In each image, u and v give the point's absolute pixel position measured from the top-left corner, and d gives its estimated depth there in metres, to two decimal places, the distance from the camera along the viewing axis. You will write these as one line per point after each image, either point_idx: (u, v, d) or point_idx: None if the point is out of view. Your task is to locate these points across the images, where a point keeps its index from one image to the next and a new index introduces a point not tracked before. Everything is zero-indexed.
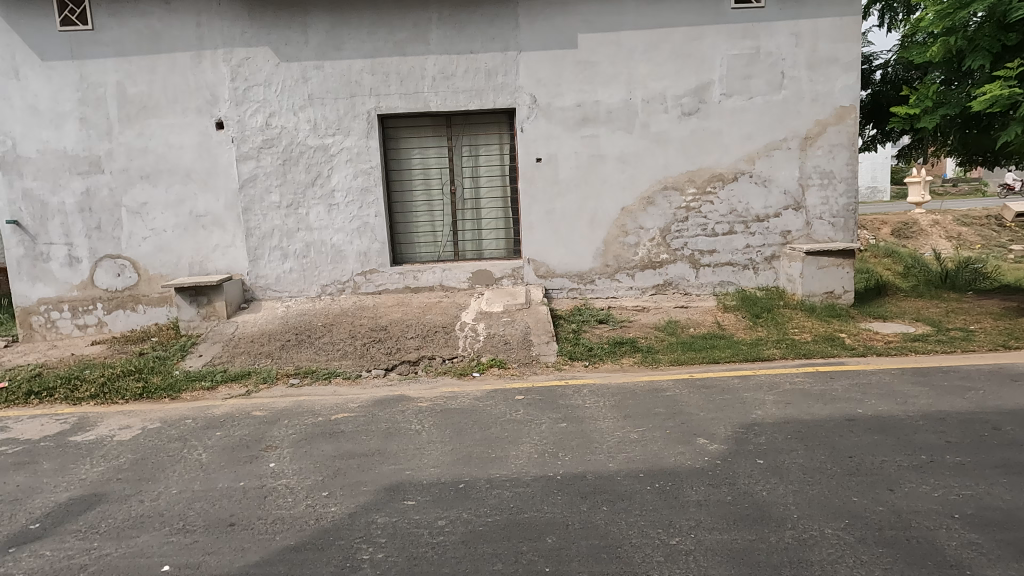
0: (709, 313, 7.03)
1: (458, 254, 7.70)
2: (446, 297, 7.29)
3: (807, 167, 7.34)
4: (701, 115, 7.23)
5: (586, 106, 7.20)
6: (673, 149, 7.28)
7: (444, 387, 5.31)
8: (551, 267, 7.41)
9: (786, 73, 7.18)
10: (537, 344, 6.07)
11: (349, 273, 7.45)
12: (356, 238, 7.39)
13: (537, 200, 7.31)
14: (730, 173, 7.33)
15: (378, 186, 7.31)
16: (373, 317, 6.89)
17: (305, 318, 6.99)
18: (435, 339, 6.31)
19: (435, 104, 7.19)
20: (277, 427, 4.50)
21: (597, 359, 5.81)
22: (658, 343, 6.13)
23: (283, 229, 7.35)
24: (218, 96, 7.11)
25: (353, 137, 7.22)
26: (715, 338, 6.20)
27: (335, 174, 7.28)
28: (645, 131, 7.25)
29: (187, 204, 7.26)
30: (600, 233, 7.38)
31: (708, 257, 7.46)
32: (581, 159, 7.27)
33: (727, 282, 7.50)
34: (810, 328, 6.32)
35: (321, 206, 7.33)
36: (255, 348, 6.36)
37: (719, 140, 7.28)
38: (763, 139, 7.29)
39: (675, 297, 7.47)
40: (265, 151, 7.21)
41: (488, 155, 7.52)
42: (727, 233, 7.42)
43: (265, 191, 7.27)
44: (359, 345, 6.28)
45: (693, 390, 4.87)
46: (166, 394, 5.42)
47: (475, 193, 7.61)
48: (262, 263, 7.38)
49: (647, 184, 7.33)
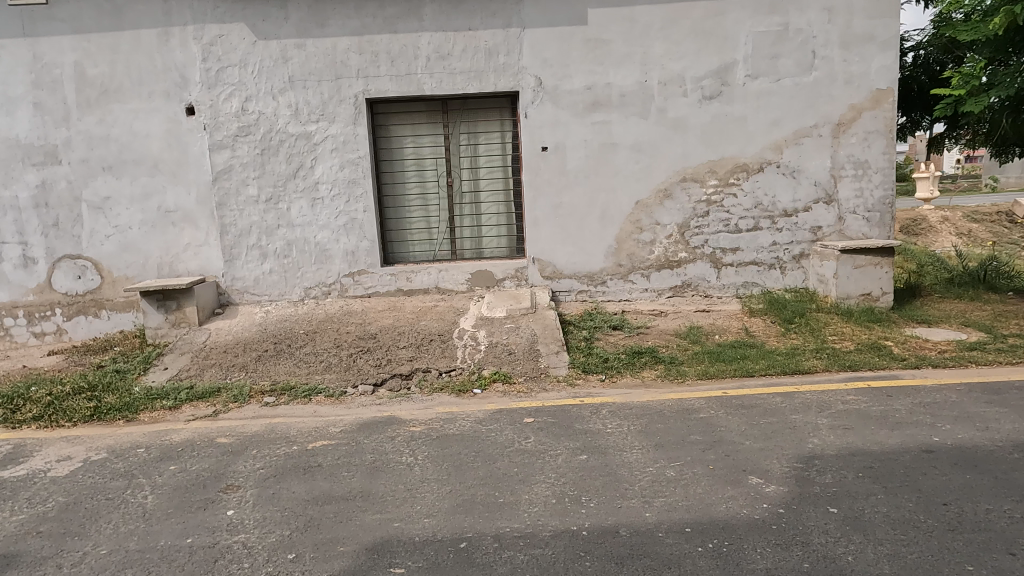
0: (734, 318, 6.35)
1: (456, 253, 7.00)
2: (443, 301, 6.60)
3: (840, 157, 6.66)
4: (724, 99, 6.55)
5: (597, 89, 6.51)
6: (693, 136, 6.60)
7: (440, 406, 4.61)
8: (558, 266, 6.73)
9: (818, 53, 6.50)
10: (545, 355, 5.38)
11: (335, 275, 6.74)
12: (343, 235, 6.69)
13: (542, 193, 6.63)
14: (755, 162, 6.65)
15: (367, 179, 6.61)
16: (361, 325, 6.19)
17: (286, 325, 6.29)
18: (430, 349, 5.61)
19: (429, 87, 6.49)
20: (242, 460, 3.79)
21: (614, 373, 5.12)
22: (681, 353, 5.45)
23: (261, 226, 6.64)
24: (189, 78, 6.40)
25: (339, 123, 6.52)
26: (745, 347, 5.52)
27: (319, 164, 6.58)
28: (662, 116, 6.56)
29: (154, 198, 6.55)
30: (612, 229, 6.70)
31: (730, 255, 6.78)
32: (591, 147, 6.58)
33: (751, 283, 6.82)
34: (850, 336, 5.65)
35: (304, 200, 6.63)
36: (227, 360, 5.65)
37: (743, 126, 6.59)
38: (791, 125, 6.61)
39: (694, 299, 6.79)
40: (241, 140, 6.50)
41: (489, 144, 6.82)
42: (752, 229, 6.75)
43: (242, 184, 6.56)
44: (345, 357, 5.58)
45: (730, 412, 4.17)
46: (120, 416, 4.72)
47: (474, 186, 6.91)
48: (239, 264, 6.68)
49: (664, 175, 6.64)
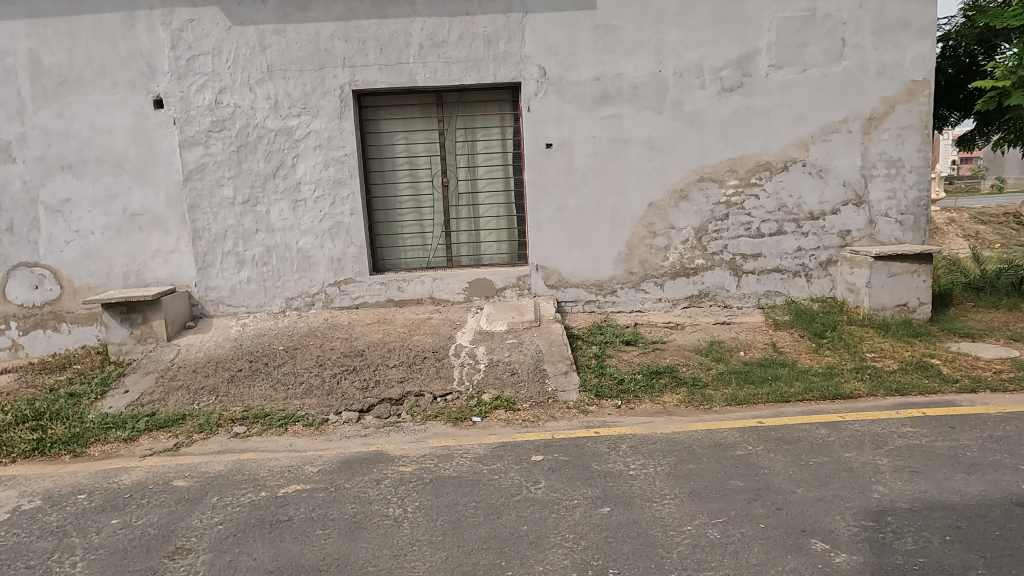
0: (757, 331, 5.78)
1: (451, 260, 6.41)
2: (437, 314, 6.02)
3: (871, 155, 6.10)
4: (745, 92, 5.98)
5: (607, 80, 5.93)
6: (712, 132, 6.02)
7: (434, 440, 4.01)
8: (563, 274, 6.15)
9: (848, 41, 5.94)
10: (552, 377, 4.79)
11: (319, 284, 6.15)
12: (327, 240, 6.09)
13: (547, 195, 6.05)
14: (779, 161, 6.08)
15: (354, 178, 6.01)
16: (347, 341, 5.59)
17: (263, 340, 5.68)
18: (424, 369, 5.02)
19: (422, 77, 5.90)
20: (198, 511, 3.19)
21: (631, 398, 4.53)
22: (705, 374, 4.86)
23: (238, 231, 6.04)
24: (156, 68, 5.80)
25: (323, 117, 5.92)
26: (775, 366, 4.94)
27: (301, 163, 5.98)
28: (677, 110, 5.98)
29: (119, 200, 5.94)
30: (623, 234, 6.12)
31: (751, 263, 6.21)
32: (600, 144, 6.01)
33: (774, 293, 6.26)
34: (891, 353, 5.08)
35: (285, 202, 6.03)
36: (195, 382, 5.04)
37: (766, 121, 6.03)
38: (818, 120, 6.04)
39: (712, 311, 6.22)
40: (215, 136, 5.91)
41: (488, 140, 6.22)
42: (775, 233, 6.18)
43: (216, 184, 5.97)
44: (327, 378, 4.98)
45: (771, 447, 3.60)
46: (66, 450, 4.11)
47: (471, 186, 6.31)
48: (213, 273, 6.07)
49: (680, 175, 6.07)
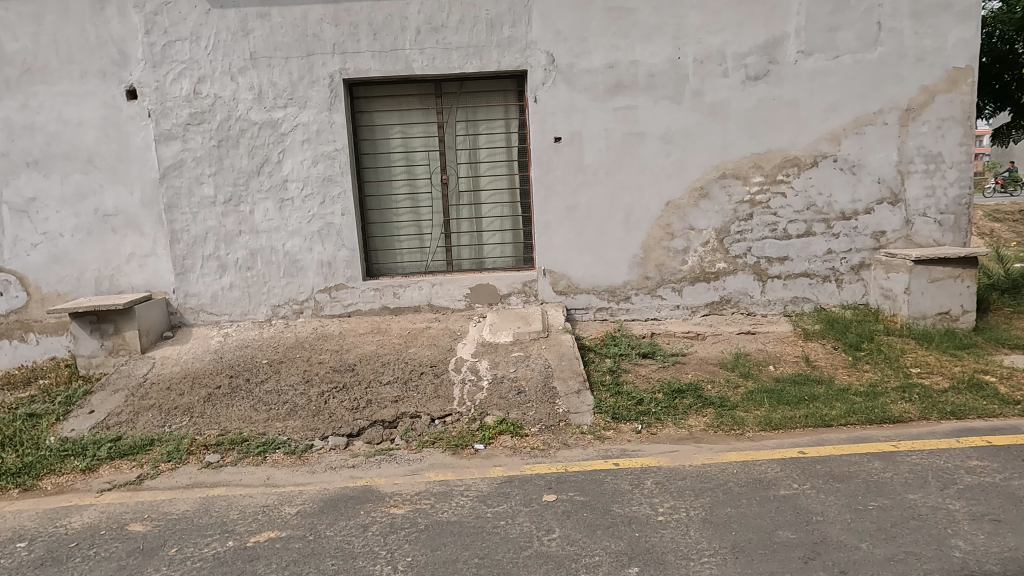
0: (786, 342, 5.29)
1: (452, 264, 5.92)
2: (437, 323, 5.54)
3: (909, 149, 5.60)
4: (772, 80, 5.48)
5: (620, 67, 5.43)
6: (735, 125, 5.53)
7: (431, 473, 3.53)
8: (573, 279, 5.68)
9: (884, 24, 5.44)
10: (563, 397, 4.29)
11: (308, 290, 5.67)
12: (317, 243, 5.61)
13: (555, 193, 5.57)
14: (808, 156, 5.59)
15: (345, 176, 5.52)
16: (337, 354, 5.11)
17: (246, 353, 5.20)
18: (421, 388, 4.54)
19: (419, 65, 5.40)
20: (153, 567, 2.71)
21: (652, 421, 4.05)
22: (732, 393, 4.37)
23: (219, 233, 5.56)
24: (129, 55, 5.31)
25: (311, 109, 5.44)
26: (810, 384, 4.45)
27: (288, 158, 5.50)
28: (698, 100, 5.49)
29: (89, 199, 5.46)
30: (638, 235, 5.64)
31: (777, 266, 5.72)
32: (613, 138, 5.52)
33: (802, 299, 5.77)
34: (938, 369, 4.59)
35: (270, 202, 5.55)
36: (168, 401, 4.56)
37: (794, 113, 5.53)
38: (851, 111, 5.54)
39: (734, 319, 5.73)
40: (194, 130, 5.42)
41: (491, 134, 5.73)
42: (803, 235, 5.69)
43: (195, 182, 5.49)
44: (314, 398, 4.49)
45: (819, 486, 3.11)
46: (15, 484, 3.64)
47: (473, 184, 5.82)
48: (193, 278, 5.60)
49: (700, 171, 5.58)
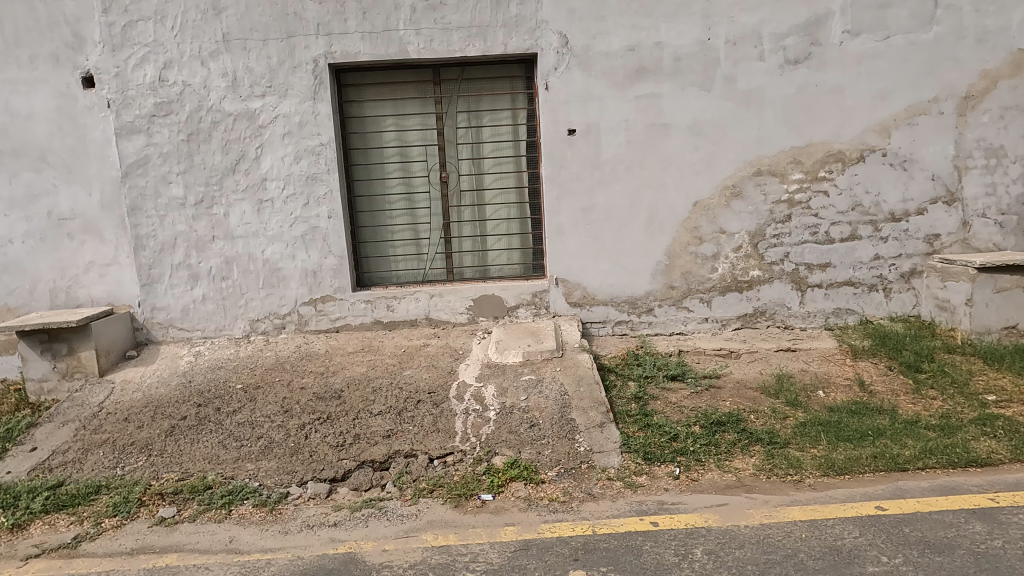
0: (832, 362, 4.65)
1: (452, 272, 5.29)
2: (436, 339, 4.92)
3: (967, 141, 4.96)
4: (813, 64, 4.85)
5: (643, 49, 4.80)
6: (771, 115, 4.90)
7: (430, 536, 2.91)
8: (589, 289, 5.06)
9: (941, 0, 4.80)
10: (584, 432, 3.66)
11: (291, 302, 5.04)
12: (300, 249, 4.98)
13: (568, 192, 4.94)
14: (854, 150, 4.96)
15: (332, 174, 4.89)
16: (322, 377, 4.48)
17: (219, 376, 4.56)
18: (418, 419, 3.91)
19: (415, 48, 4.77)
20: None
21: (691, 463, 3.41)
22: (782, 427, 3.74)
23: (190, 238, 4.93)
24: (85, 37, 4.67)
25: (292, 98, 4.80)
26: (871, 415, 3.82)
27: (267, 154, 4.86)
28: (730, 87, 4.85)
29: (42, 201, 4.82)
30: (661, 240, 5.01)
31: (818, 274, 5.09)
32: (634, 130, 4.89)
33: (845, 311, 5.14)
34: (1017, 396, 3.96)
35: (247, 203, 4.91)
36: (124, 436, 3.93)
37: (838, 101, 4.89)
38: (903, 99, 4.91)
39: (770, 333, 5.10)
40: (160, 122, 4.78)
41: (496, 126, 5.09)
42: (848, 238, 5.06)
43: (162, 181, 4.85)
44: (293, 432, 3.86)
45: (916, 563, 2.49)
46: None
47: (475, 182, 5.18)
48: (161, 289, 4.97)
49: (732, 167, 4.95)
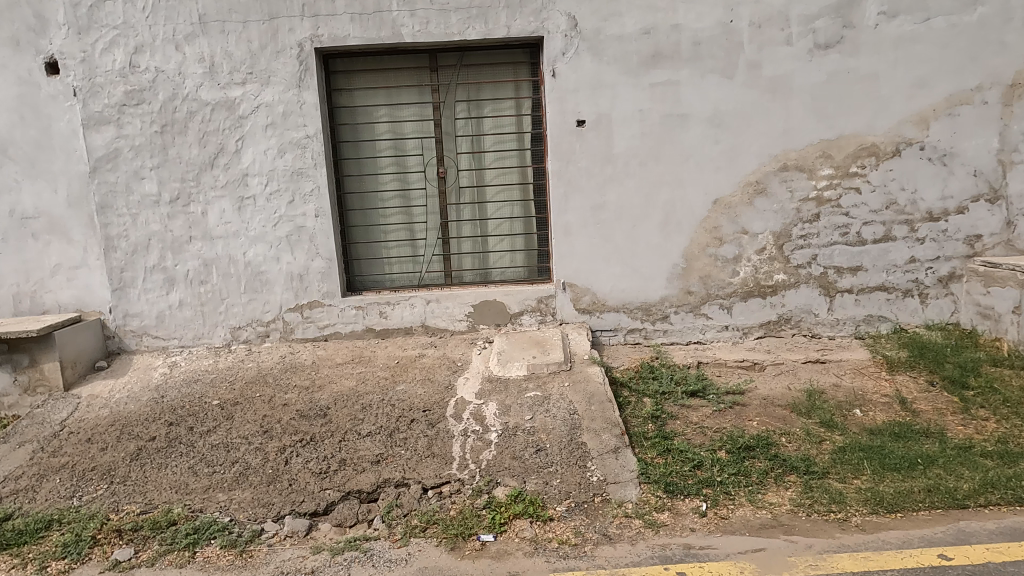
0: (866, 375, 4.25)
1: (451, 275, 4.88)
2: (432, 349, 4.52)
3: (1013, 134, 4.53)
4: (846, 49, 4.43)
5: (659, 32, 4.38)
6: (799, 105, 4.48)
7: None
8: (599, 294, 4.66)
9: None
10: (596, 459, 3.26)
11: (276, 308, 4.64)
12: (285, 250, 4.58)
13: (577, 189, 4.54)
14: (888, 143, 4.54)
15: (319, 169, 4.49)
16: (307, 392, 4.08)
17: (194, 390, 4.16)
18: (411, 442, 3.51)
19: (409, 31, 4.35)
20: None
21: (720, 497, 3.01)
22: (818, 453, 3.33)
23: (165, 239, 4.54)
24: (48, 19, 4.26)
25: (276, 86, 4.39)
26: (918, 439, 3.42)
27: (248, 147, 4.46)
28: (754, 74, 4.43)
29: (3, 198, 4.42)
30: (678, 241, 4.61)
31: (848, 278, 4.68)
32: (649, 121, 4.47)
33: (877, 318, 4.73)
34: None
35: (227, 200, 4.51)
36: (84, 460, 3.54)
37: (872, 89, 4.48)
38: (943, 87, 4.48)
39: (796, 342, 4.69)
40: (131, 112, 4.38)
41: (498, 116, 4.67)
42: (881, 239, 4.64)
43: (134, 177, 4.45)
44: (272, 457, 3.47)
45: None
46: None
47: (476, 178, 4.77)
48: (134, 295, 4.58)
49: (755, 161, 4.54)
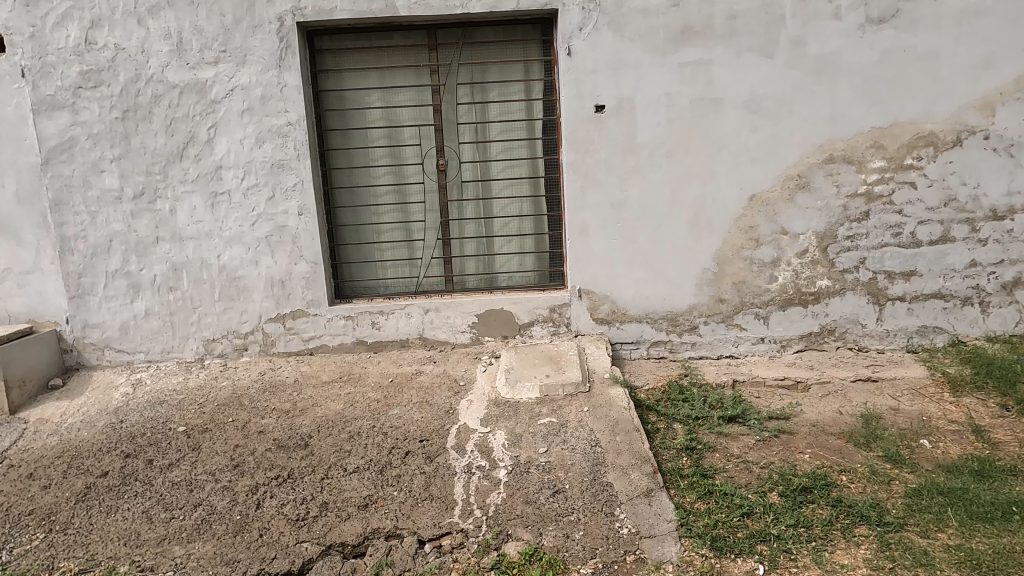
0: (927, 398, 3.72)
1: (452, 280, 4.36)
2: (430, 366, 4.00)
3: None
4: (902, 24, 3.88)
5: (690, 4, 3.83)
6: (848, 88, 3.94)
7: None
8: (620, 303, 4.14)
9: None
10: (626, 505, 2.73)
11: (255, 319, 4.12)
12: (265, 253, 4.05)
13: (595, 184, 4.01)
14: (948, 132, 4.00)
15: (303, 161, 3.95)
16: (287, 417, 3.55)
17: (158, 415, 3.63)
18: (406, 480, 2.99)
19: (404, 3, 3.81)
20: None
21: (779, 557, 2.50)
22: (888, 497, 2.80)
23: (129, 240, 4.01)
24: None
25: (253, 65, 3.85)
26: (1007, 478, 2.89)
27: (221, 136, 3.92)
28: (798, 52, 3.89)
29: None
30: (709, 242, 4.08)
31: (900, 285, 4.14)
32: (677, 106, 3.93)
33: (932, 329, 4.20)
34: None
35: (199, 196, 3.98)
36: (22, 501, 3.01)
37: (931, 70, 3.93)
38: (1012, 67, 3.93)
39: (841, 357, 4.16)
40: (87, 96, 3.85)
41: (505, 101, 4.13)
42: (938, 240, 4.10)
43: (92, 169, 3.92)
44: (241, 499, 2.94)
45: None
46: None
47: (480, 171, 4.23)
48: (94, 303, 4.06)
49: (797, 152, 4.00)
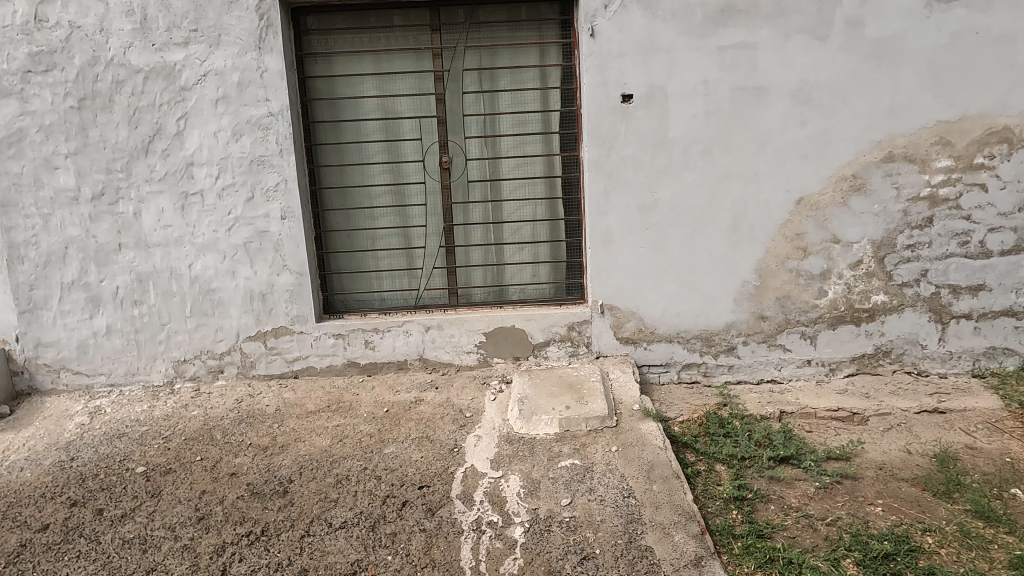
0: (1006, 434, 3.22)
1: (456, 293, 3.86)
2: (432, 392, 3.50)
3: None
4: (975, 2, 3.37)
5: None
6: (911, 76, 3.43)
7: None
8: (648, 320, 3.64)
9: None
10: None
11: (231, 337, 3.62)
12: (243, 262, 3.55)
13: (620, 185, 3.51)
14: None
15: (286, 157, 3.45)
16: (264, 457, 3.04)
17: (114, 452, 3.12)
18: (403, 540, 2.48)
19: None
20: None
21: None
22: (991, 569, 2.30)
23: (87, 248, 3.50)
24: None
25: (228, 46, 3.34)
26: None
27: (193, 128, 3.41)
28: (855, 34, 3.38)
29: None
30: (750, 251, 3.58)
31: (967, 301, 3.64)
32: (716, 96, 3.43)
33: (1002, 351, 3.69)
34: None
35: (167, 198, 3.48)
36: None
37: (1008, 54, 3.42)
38: None
39: (898, 383, 3.66)
40: (38, 81, 3.34)
41: (518, 90, 3.62)
42: (1011, 250, 3.59)
43: (44, 165, 3.42)
44: (203, 564, 2.43)
45: None
46: None
47: (489, 170, 3.72)
48: (49, 319, 3.56)
49: (852, 149, 3.49)
